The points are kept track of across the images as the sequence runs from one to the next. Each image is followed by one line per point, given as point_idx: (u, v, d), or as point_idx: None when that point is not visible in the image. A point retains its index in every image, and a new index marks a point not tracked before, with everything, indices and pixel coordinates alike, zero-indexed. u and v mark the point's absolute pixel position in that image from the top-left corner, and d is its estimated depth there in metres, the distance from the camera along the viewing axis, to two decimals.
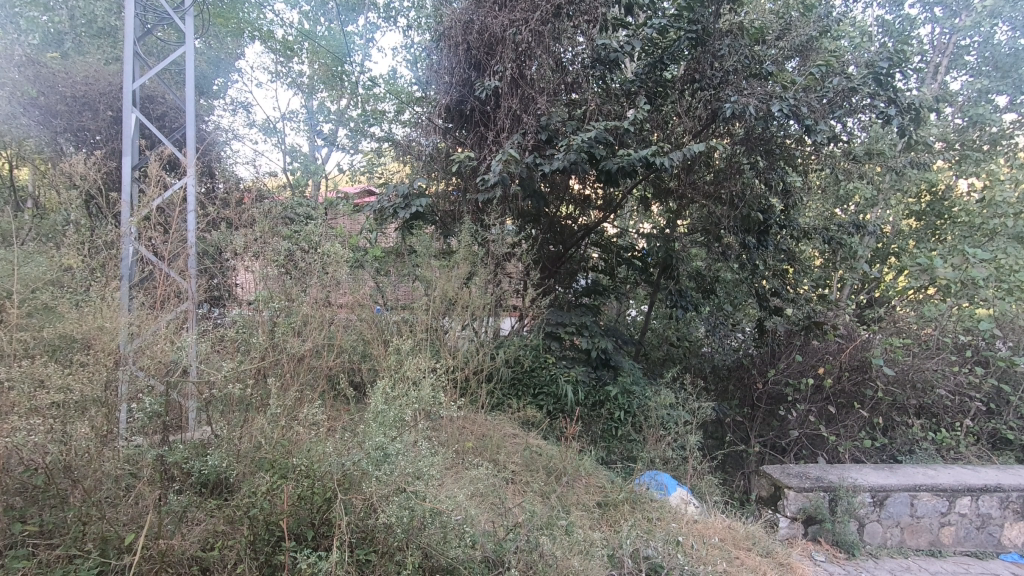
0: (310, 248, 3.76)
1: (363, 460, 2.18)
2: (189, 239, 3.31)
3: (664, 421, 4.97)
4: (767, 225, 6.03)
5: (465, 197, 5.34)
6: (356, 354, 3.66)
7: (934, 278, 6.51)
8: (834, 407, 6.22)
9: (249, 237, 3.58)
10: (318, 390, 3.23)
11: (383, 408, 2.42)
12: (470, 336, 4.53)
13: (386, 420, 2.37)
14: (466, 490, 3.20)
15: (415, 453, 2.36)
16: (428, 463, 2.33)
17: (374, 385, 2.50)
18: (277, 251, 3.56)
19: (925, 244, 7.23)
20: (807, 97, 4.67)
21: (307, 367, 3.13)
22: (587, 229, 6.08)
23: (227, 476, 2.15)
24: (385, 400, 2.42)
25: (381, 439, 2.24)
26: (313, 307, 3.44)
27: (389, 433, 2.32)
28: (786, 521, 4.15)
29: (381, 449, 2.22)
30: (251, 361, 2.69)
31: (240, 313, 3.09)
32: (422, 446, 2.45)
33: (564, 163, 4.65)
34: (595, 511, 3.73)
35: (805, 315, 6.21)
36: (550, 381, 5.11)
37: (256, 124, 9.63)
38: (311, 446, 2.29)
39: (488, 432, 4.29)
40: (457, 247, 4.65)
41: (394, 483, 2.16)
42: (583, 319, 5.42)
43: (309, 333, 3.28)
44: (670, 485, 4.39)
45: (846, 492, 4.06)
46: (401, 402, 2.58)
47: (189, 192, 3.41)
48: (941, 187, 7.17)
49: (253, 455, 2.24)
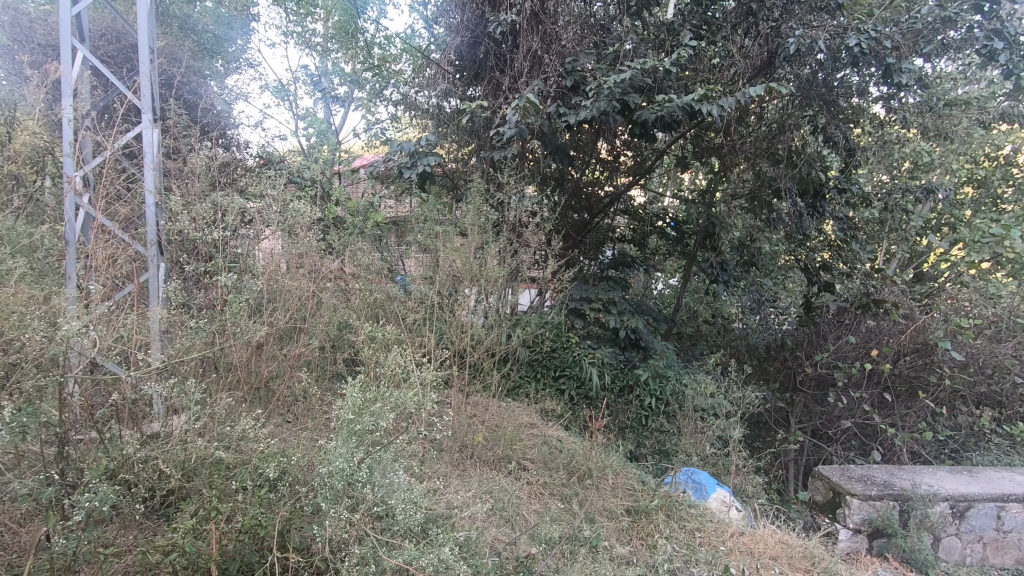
0: (265, 204, 3.03)
1: (325, 489, 1.68)
2: (151, 189, 2.73)
3: (702, 411, 4.40)
4: (824, 189, 5.30)
5: (480, 156, 4.74)
6: (329, 337, 3.09)
7: (1002, 251, 5.67)
8: (892, 395, 5.54)
9: (190, 191, 2.87)
10: (275, 384, 2.68)
11: (355, 412, 1.83)
12: (483, 313, 3.93)
13: (358, 431, 1.79)
14: (471, 500, 2.84)
15: (395, 476, 1.84)
16: (413, 487, 1.81)
17: (344, 382, 1.88)
18: (239, 203, 2.85)
19: (986, 213, 6.22)
20: (890, 29, 3.88)
21: (263, 361, 2.60)
22: (615, 195, 5.43)
23: (143, 504, 1.68)
24: (356, 407, 1.81)
25: (349, 462, 1.71)
26: (298, 285, 3.00)
27: (363, 454, 1.79)
28: (847, 533, 3.55)
29: (347, 475, 1.71)
30: (194, 344, 2.19)
31: (196, 296, 2.56)
32: (401, 469, 1.87)
33: (592, 112, 3.99)
34: (623, 520, 3.19)
35: (863, 292, 5.47)
36: (573, 363, 4.59)
37: (265, 85, 8.90)
38: (261, 461, 1.85)
39: (501, 422, 3.81)
40: (465, 210, 4.05)
41: (361, 519, 1.69)
42: (611, 294, 4.79)
43: (274, 317, 2.80)
44: (709, 484, 3.84)
45: (921, 502, 3.44)
46: (379, 400, 1.98)
47: (144, 137, 2.82)
48: (1005, 150, 6.24)
49: (178, 470, 1.78)
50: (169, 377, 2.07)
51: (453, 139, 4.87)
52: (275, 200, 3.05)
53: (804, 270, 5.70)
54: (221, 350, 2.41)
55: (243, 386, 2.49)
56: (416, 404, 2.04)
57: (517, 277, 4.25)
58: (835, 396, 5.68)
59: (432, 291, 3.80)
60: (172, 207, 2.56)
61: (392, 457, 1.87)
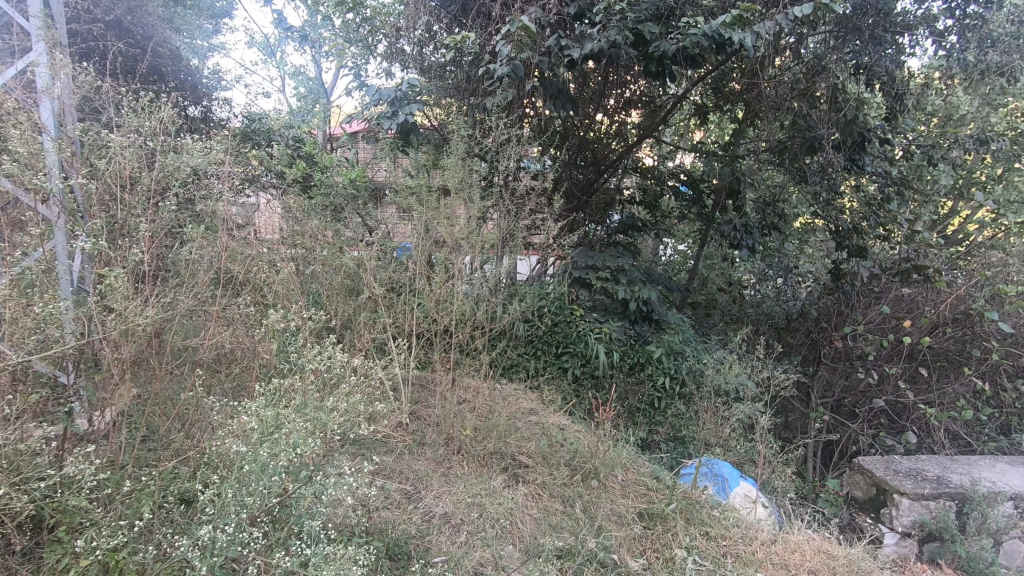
0: (188, 144, 2.37)
1: (197, 566, 1.55)
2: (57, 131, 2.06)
3: (724, 392, 3.90)
4: (865, 138, 4.63)
5: (470, 103, 4.14)
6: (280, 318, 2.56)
7: None
8: (929, 370, 4.95)
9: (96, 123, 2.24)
10: (186, 377, 2.12)
11: (253, 447, 1.75)
12: (475, 283, 3.45)
13: (249, 474, 1.72)
14: (451, 503, 2.59)
15: (305, 531, 1.75)
16: (325, 548, 1.69)
17: (245, 404, 1.77)
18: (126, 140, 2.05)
19: None
20: None
21: (151, 355, 1.91)
22: (626, 152, 4.84)
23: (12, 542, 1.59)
24: (250, 444, 1.72)
25: (229, 527, 1.59)
26: (220, 257, 2.42)
27: (250, 514, 1.69)
28: (894, 537, 3.06)
29: (226, 548, 1.61)
30: (60, 340, 1.74)
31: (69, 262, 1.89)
32: (314, 533, 1.74)
33: (600, 44, 3.37)
34: (635, 525, 2.71)
35: (902, 257, 4.85)
36: (578, 338, 4.08)
37: (252, 41, 8.19)
38: (128, 510, 1.73)
39: (496, 409, 3.36)
40: (446, 164, 3.50)
41: None
42: (620, 262, 4.19)
43: (176, 298, 2.05)
44: (730, 476, 3.36)
45: (982, 501, 2.94)
46: (283, 444, 1.77)
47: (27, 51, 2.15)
48: None
49: (50, 501, 1.63)
50: (27, 391, 1.69)
51: (442, 88, 4.32)
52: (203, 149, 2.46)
53: (834, 232, 5.12)
54: (102, 345, 1.82)
55: (122, 392, 1.85)
56: (337, 423, 1.94)
57: (511, 242, 3.71)
58: (864, 370, 5.10)
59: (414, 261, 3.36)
60: (12, 133, 1.83)
61: (305, 509, 1.77)
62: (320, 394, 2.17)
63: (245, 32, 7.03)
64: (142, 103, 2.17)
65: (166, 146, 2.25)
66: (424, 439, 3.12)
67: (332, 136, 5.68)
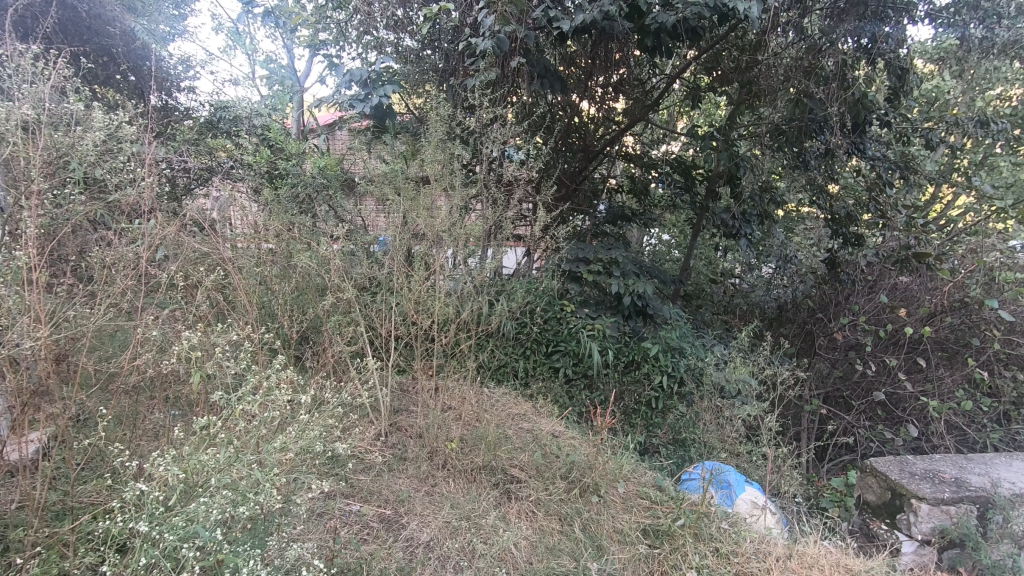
0: (110, 124, 2.02)
1: None
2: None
3: (726, 390, 3.67)
4: (866, 119, 4.41)
5: (452, 85, 3.85)
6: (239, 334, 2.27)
7: None
8: (926, 360, 4.62)
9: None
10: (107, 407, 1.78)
11: (156, 527, 1.41)
12: (461, 279, 3.17)
13: (155, 562, 1.39)
14: (436, 529, 2.31)
15: None
16: None
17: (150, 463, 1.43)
18: (9, 107, 1.70)
19: None
20: None
21: (51, 379, 1.57)
22: (614, 138, 4.55)
23: None
24: (153, 521, 1.39)
25: None
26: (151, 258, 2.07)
27: None
28: (912, 546, 2.86)
29: None
30: None
31: None
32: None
33: (593, 14, 3.10)
34: (640, 544, 2.45)
35: (901, 245, 4.63)
36: (569, 336, 3.82)
37: (220, 26, 7.77)
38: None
39: (484, 419, 3.08)
40: (424, 150, 3.20)
41: None
42: (613, 254, 3.93)
43: (87, 312, 1.70)
44: (736, 482, 3.13)
45: (1008, 505, 2.74)
46: (194, 518, 1.43)
47: None
48: None
49: None
50: None
51: (422, 70, 4.02)
52: (126, 129, 2.10)
53: (831, 220, 4.93)
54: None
55: (13, 427, 1.51)
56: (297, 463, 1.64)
57: (499, 234, 3.43)
58: (861, 362, 4.79)
59: (393, 256, 3.07)
60: None
61: None
62: (281, 420, 1.85)
63: (213, 20, 6.66)
64: (28, 63, 1.84)
65: (53, 113, 1.89)
66: (405, 454, 2.84)
67: (306, 126, 5.31)
